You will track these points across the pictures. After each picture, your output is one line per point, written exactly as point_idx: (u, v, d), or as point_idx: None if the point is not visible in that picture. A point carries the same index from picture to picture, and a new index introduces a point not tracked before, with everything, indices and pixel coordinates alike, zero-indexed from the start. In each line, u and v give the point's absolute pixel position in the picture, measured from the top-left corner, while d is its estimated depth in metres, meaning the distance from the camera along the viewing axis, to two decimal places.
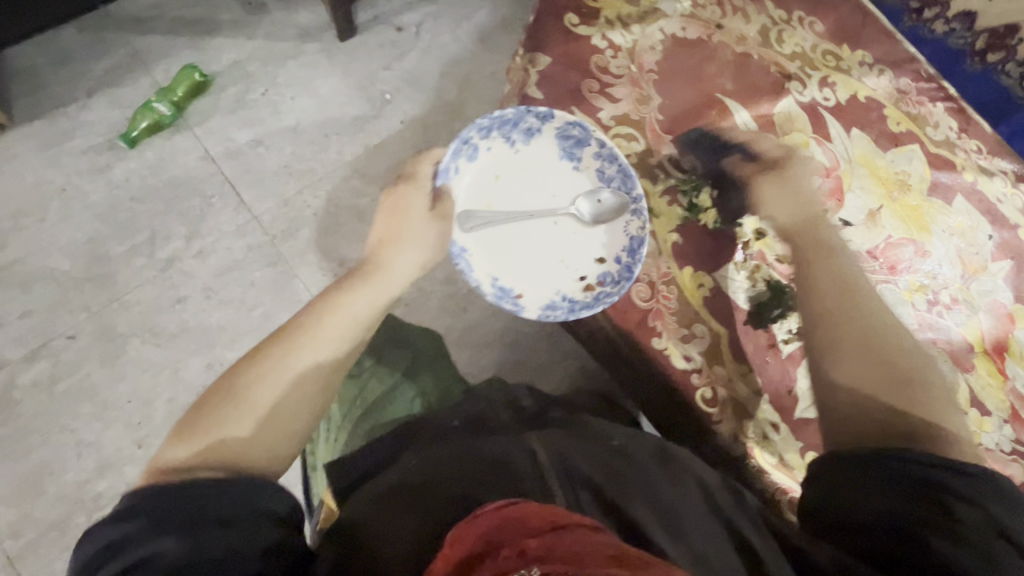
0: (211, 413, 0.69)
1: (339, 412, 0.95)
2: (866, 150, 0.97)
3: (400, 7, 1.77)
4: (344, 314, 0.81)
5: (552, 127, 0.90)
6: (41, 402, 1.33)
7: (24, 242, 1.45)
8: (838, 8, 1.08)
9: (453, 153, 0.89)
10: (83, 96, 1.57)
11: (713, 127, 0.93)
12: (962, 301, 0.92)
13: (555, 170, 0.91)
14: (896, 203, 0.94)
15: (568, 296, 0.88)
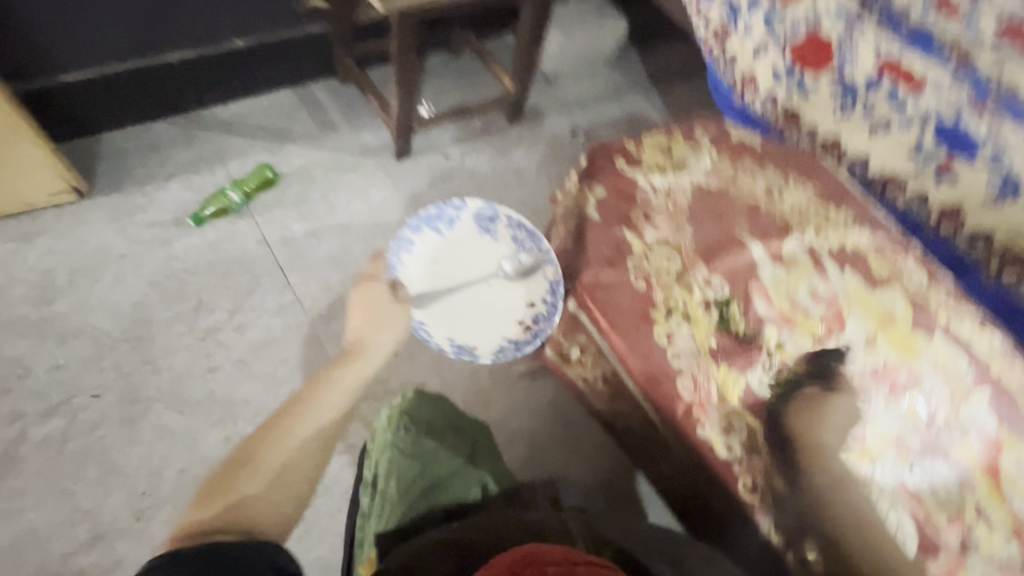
0: (227, 482, 0.81)
1: (396, 490, 0.97)
2: (859, 286, 1.14)
3: (449, 142, 2.11)
4: (330, 400, 0.93)
5: (464, 217, 1.31)
6: (49, 460, 1.29)
7: (71, 298, 1.49)
8: (823, 180, 1.37)
9: (397, 251, 1.28)
10: (162, 178, 1.74)
11: (737, 254, 1.11)
12: (959, 423, 0.98)
13: (475, 244, 1.31)
14: (888, 331, 1.05)
15: (514, 339, 1.27)
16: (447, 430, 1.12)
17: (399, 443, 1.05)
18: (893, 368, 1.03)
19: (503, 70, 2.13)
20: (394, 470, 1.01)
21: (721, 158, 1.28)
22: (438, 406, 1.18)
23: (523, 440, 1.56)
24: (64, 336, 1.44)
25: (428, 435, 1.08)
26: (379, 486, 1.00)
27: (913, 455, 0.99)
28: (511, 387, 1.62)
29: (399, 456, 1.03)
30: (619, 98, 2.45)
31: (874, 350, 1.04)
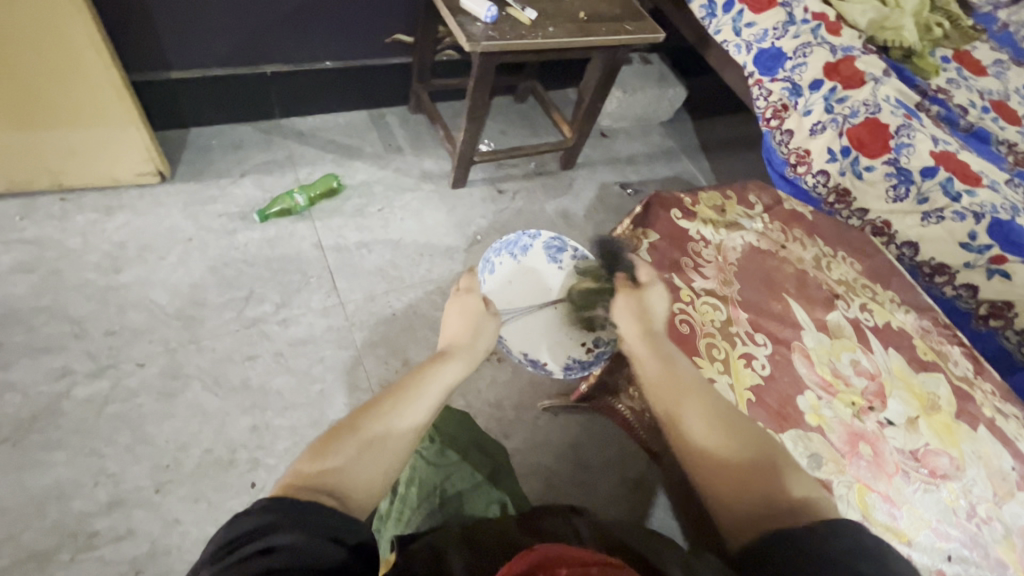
0: (336, 444, 0.75)
1: (416, 495, 0.98)
2: (902, 367, 1.17)
3: (503, 178, 2.20)
4: (435, 391, 0.87)
5: (541, 243, 1.25)
6: (85, 420, 1.33)
7: (135, 271, 1.58)
8: (871, 257, 1.38)
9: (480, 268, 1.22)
10: (238, 174, 1.86)
11: (780, 316, 1.13)
12: (995, 519, 1.01)
13: (547, 270, 1.23)
14: (930, 417, 1.10)
15: (576, 358, 1.14)
16: (468, 445, 1.09)
17: (423, 451, 1.05)
18: (934, 454, 1.05)
19: (564, 119, 2.25)
20: (416, 476, 1.01)
21: (771, 223, 1.32)
22: (462, 421, 1.14)
23: (539, 476, 1.54)
24: (122, 305, 1.51)
25: (450, 447, 1.07)
26: (399, 490, 1.01)
27: (950, 545, 0.96)
28: (533, 421, 1.62)
29: (421, 463, 1.03)
30: (669, 160, 2.55)
31: (915, 432, 1.06)
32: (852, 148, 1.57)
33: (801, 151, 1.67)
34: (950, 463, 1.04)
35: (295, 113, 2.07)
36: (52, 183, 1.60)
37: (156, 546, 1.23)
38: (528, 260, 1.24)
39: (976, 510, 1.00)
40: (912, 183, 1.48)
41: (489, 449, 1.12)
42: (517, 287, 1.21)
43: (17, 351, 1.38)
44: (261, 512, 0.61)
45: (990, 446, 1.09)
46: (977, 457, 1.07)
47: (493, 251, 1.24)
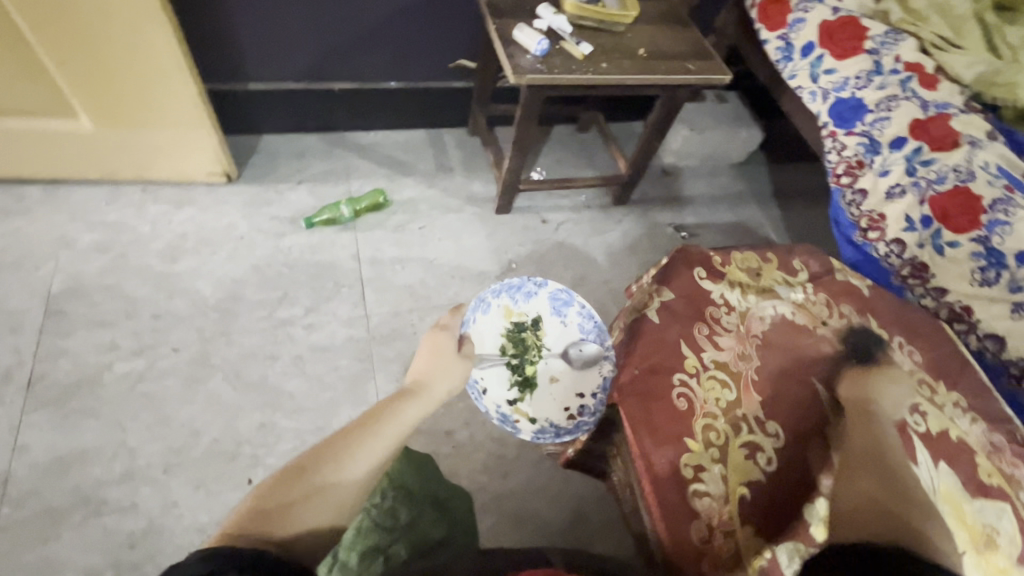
0: (285, 483, 0.75)
1: (357, 565, 0.93)
2: (953, 487, 0.97)
3: (550, 208, 2.17)
4: (393, 432, 0.85)
5: (545, 290, 1.21)
6: (119, 393, 1.46)
7: (189, 262, 1.72)
8: (937, 348, 1.18)
9: (473, 308, 1.18)
10: (296, 181, 1.98)
11: (800, 402, 1.00)
12: None
13: (547, 322, 1.20)
14: (984, 556, 0.90)
15: (556, 423, 1.12)
16: (424, 501, 1.10)
17: (372, 508, 1.03)
18: None
19: (620, 154, 2.18)
20: (360, 541, 0.97)
21: (815, 295, 1.18)
22: (420, 469, 1.14)
23: (529, 526, 1.47)
24: (172, 292, 1.65)
25: (404, 505, 1.06)
26: (339, 556, 0.96)
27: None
28: (535, 466, 1.55)
29: (369, 522, 1.00)
30: (734, 205, 2.38)
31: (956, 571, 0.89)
32: (933, 219, 1.37)
33: (875, 215, 1.48)
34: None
35: (359, 127, 2.17)
36: (137, 175, 1.79)
37: (153, 524, 1.31)
38: (527, 308, 1.20)
39: None
40: (1004, 268, 1.26)
41: (445, 500, 1.14)
42: (507, 336, 1.18)
43: (78, 322, 1.55)
44: (203, 559, 0.60)
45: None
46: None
47: (491, 290, 1.19)
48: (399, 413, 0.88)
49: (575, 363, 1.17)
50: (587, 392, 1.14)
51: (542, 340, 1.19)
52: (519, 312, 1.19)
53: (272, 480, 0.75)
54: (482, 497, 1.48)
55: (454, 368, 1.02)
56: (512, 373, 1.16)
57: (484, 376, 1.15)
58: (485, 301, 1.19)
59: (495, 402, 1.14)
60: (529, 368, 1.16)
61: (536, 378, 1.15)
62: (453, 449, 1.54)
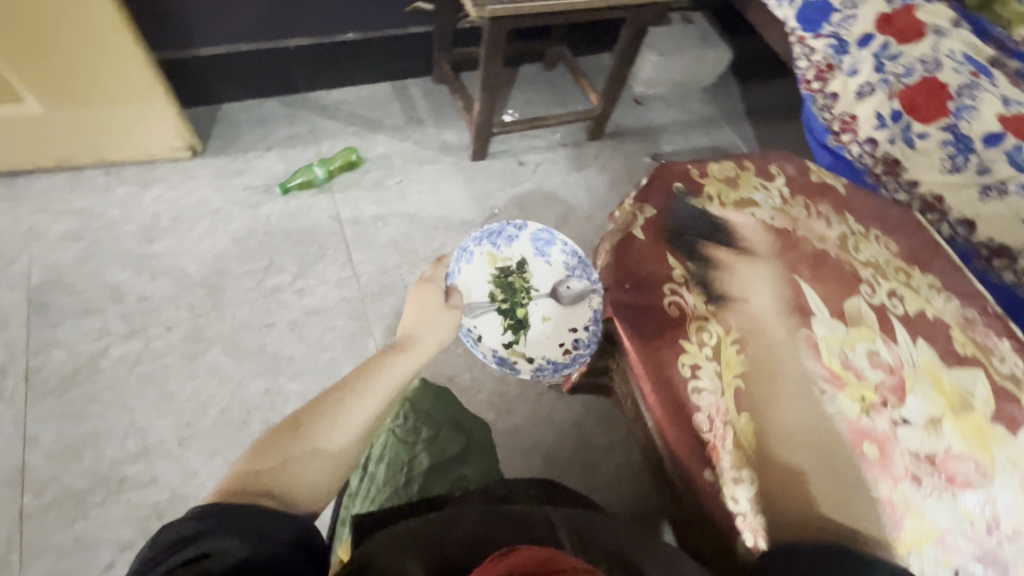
0: (279, 441, 0.77)
1: (384, 474, 1.01)
2: (930, 361, 1.04)
3: (526, 149, 2.15)
4: (383, 387, 0.87)
5: (526, 233, 1.20)
6: (119, 376, 1.46)
7: (167, 241, 1.69)
8: (911, 237, 1.23)
9: (456, 258, 1.17)
10: (263, 149, 1.93)
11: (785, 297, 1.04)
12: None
13: (532, 264, 1.20)
14: (957, 418, 0.97)
15: (553, 359, 1.13)
16: (443, 425, 1.09)
17: (396, 427, 1.08)
18: (957, 458, 0.93)
19: (591, 86, 2.14)
20: (386, 454, 1.04)
21: (792, 198, 1.20)
22: (441, 397, 1.14)
23: (540, 454, 1.54)
24: (154, 272, 1.63)
25: (424, 425, 1.09)
26: (370, 468, 1.04)
27: (958, 559, 0.86)
28: (539, 399, 1.60)
29: (393, 442, 1.06)
30: (709, 129, 2.37)
31: (936, 434, 0.94)
32: (903, 113, 1.39)
33: (847, 117, 1.50)
34: (977, 470, 0.92)
35: (320, 87, 2.10)
36: (96, 157, 1.73)
37: (175, 495, 1.34)
38: (512, 253, 1.20)
39: (1000, 523, 0.89)
40: (971, 153, 1.29)
41: (464, 422, 1.12)
42: (494, 282, 1.18)
43: (64, 312, 1.53)
44: (195, 519, 0.63)
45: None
46: (1009, 463, 0.95)
47: (472, 239, 1.19)
48: (387, 369, 0.90)
49: (564, 300, 1.17)
50: (581, 325, 1.14)
51: (529, 281, 1.19)
52: (503, 257, 1.20)
53: (267, 438, 0.77)
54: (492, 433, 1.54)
55: (442, 317, 1.03)
56: (505, 316, 1.18)
57: (477, 323, 1.16)
58: (468, 250, 1.19)
59: (491, 346, 1.16)
60: (520, 310, 1.17)
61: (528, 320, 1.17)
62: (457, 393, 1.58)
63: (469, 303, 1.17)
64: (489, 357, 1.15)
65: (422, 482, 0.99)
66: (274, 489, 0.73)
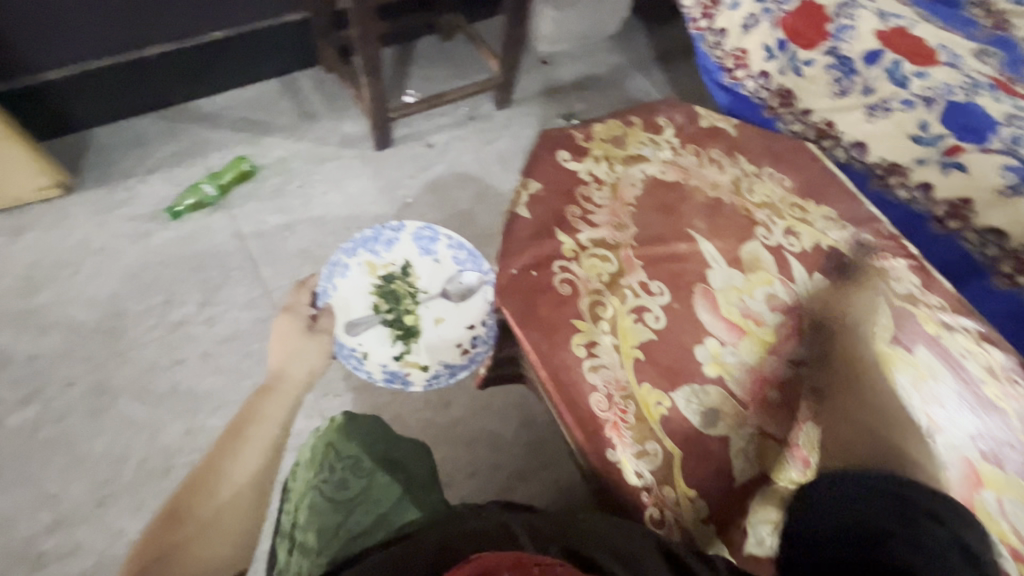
0: (158, 534, 0.76)
1: (315, 541, 0.94)
2: (827, 294, 1.03)
3: (433, 129, 2.05)
4: (258, 440, 0.89)
5: (407, 234, 1.22)
6: (21, 444, 1.36)
7: (51, 290, 1.56)
8: (805, 168, 1.22)
9: (328, 276, 1.19)
10: (144, 172, 1.77)
11: (678, 254, 1.01)
12: (924, 453, 0.90)
13: (419, 264, 1.23)
14: (857, 345, 0.98)
15: (448, 362, 1.19)
16: (377, 466, 1.02)
17: (323, 485, 1.00)
18: (855, 386, 0.94)
19: (490, 52, 2.03)
20: (312, 520, 0.96)
21: (682, 148, 1.17)
22: (372, 432, 1.08)
23: (484, 443, 1.51)
24: (40, 328, 1.50)
25: (353, 475, 1.01)
26: (298, 537, 0.96)
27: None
28: (477, 388, 1.56)
29: (321, 501, 0.98)
30: (620, 80, 2.31)
31: (834, 367, 0.95)
32: (786, 40, 1.35)
33: (738, 52, 1.45)
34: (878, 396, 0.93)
35: (198, 95, 1.93)
36: None
37: (103, 559, 1.27)
38: (392, 258, 1.22)
39: (901, 446, 0.89)
40: (854, 74, 1.28)
41: (399, 465, 1.04)
42: (377, 294, 1.20)
43: None
44: None
45: (934, 368, 0.96)
46: (911, 386, 0.94)
47: (346, 252, 1.20)
48: (257, 419, 0.92)
49: (457, 298, 1.21)
50: (473, 321, 1.20)
51: (413, 286, 1.21)
52: (384, 264, 1.21)
53: (152, 531, 0.76)
54: (432, 431, 1.51)
55: (312, 344, 1.03)
56: (392, 327, 1.21)
57: (364, 338, 1.19)
58: (342, 264, 1.20)
59: (381, 362, 1.20)
60: (407, 320, 1.19)
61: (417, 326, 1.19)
62: (391, 396, 1.54)
63: (351, 319, 1.19)
64: (379, 373, 1.19)
65: (358, 542, 0.93)
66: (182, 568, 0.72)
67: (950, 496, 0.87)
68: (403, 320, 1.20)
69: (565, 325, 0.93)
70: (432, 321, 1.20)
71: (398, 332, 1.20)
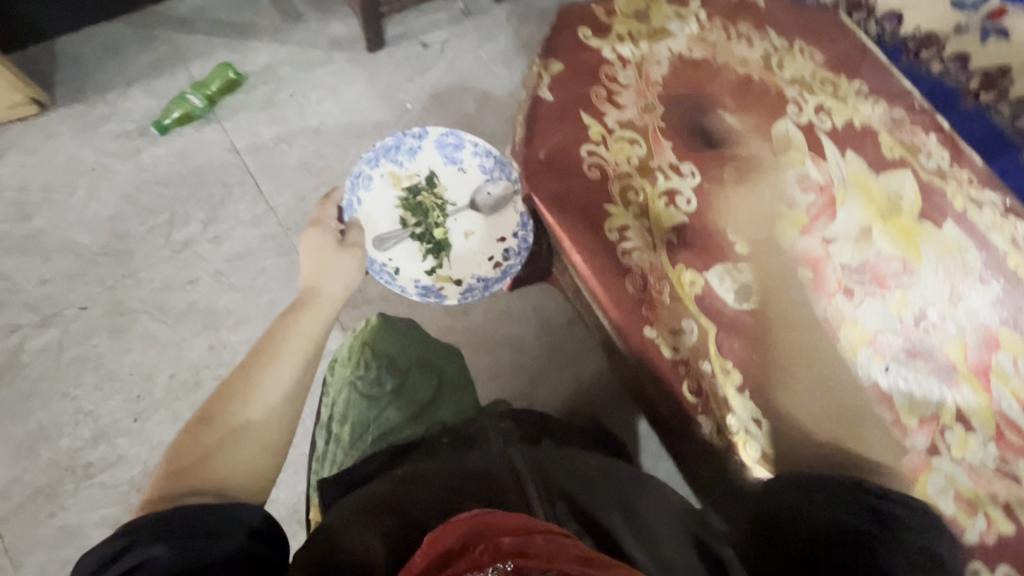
0: (191, 435, 0.72)
1: (349, 436, 0.98)
2: (859, 171, 1.01)
3: (427, 27, 1.89)
4: (292, 352, 0.81)
5: (429, 141, 1.12)
6: (48, 367, 1.38)
7: (47, 215, 1.50)
8: (837, 42, 1.14)
9: (352, 188, 1.10)
10: (123, 84, 1.65)
11: (709, 136, 0.98)
12: (949, 319, 0.93)
13: (443, 174, 1.14)
14: (887, 221, 0.98)
15: (482, 277, 1.12)
16: (410, 365, 1.06)
17: (357, 381, 1.04)
18: (885, 261, 0.95)
19: None
20: (349, 415, 1.01)
21: (710, 23, 1.09)
22: (404, 334, 1.10)
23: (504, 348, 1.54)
24: (45, 253, 1.46)
25: (387, 373, 1.04)
26: (334, 430, 1.01)
27: (890, 356, 0.89)
28: (494, 295, 1.57)
29: (355, 395, 1.02)
30: None
31: (866, 243, 0.95)
32: None
33: None
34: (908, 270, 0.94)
35: None
36: None
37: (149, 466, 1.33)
38: (418, 167, 1.13)
39: (925, 315, 0.92)
40: None
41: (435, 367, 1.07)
42: (403, 206, 1.13)
43: None
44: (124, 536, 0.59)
45: (958, 242, 0.98)
46: (935, 260, 0.96)
47: (366, 162, 1.11)
48: (287, 335, 0.84)
49: (488, 209, 1.13)
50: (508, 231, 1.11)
51: (441, 196, 1.13)
52: (410, 173, 1.13)
53: (180, 435, 0.72)
54: (453, 337, 1.53)
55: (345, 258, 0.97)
56: (424, 241, 1.13)
57: (395, 253, 1.12)
58: (365, 175, 1.12)
59: (415, 279, 1.12)
60: (437, 233, 1.13)
61: (448, 239, 1.13)
62: (410, 305, 1.54)
63: (379, 233, 1.12)
64: (413, 290, 1.11)
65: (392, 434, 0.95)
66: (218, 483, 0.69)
67: (970, 358, 0.91)
68: (435, 233, 1.12)
69: (598, 213, 0.91)
70: (465, 232, 1.13)
71: (430, 246, 1.13)
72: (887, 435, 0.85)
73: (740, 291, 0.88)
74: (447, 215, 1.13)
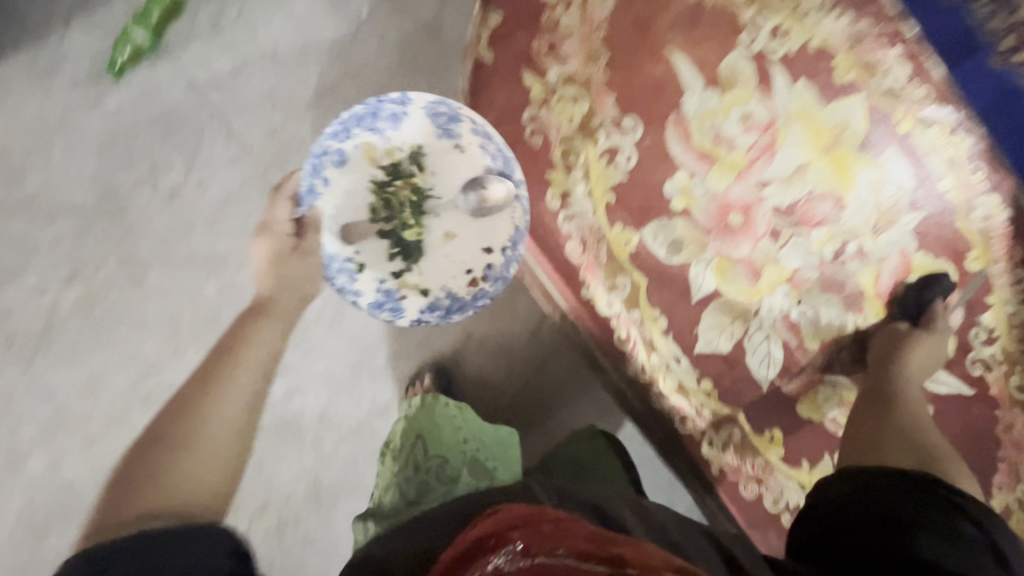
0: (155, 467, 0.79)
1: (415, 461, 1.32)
2: (807, 104, 0.99)
3: None
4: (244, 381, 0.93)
5: (416, 109, 1.10)
6: (86, 319, 1.57)
7: (36, 177, 1.56)
8: None
9: (313, 172, 1.10)
10: (61, 24, 1.56)
11: (653, 83, 1.03)
12: (866, 252, 1.02)
13: (437, 149, 1.12)
14: (827, 158, 0.99)
15: (452, 291, 1.13)
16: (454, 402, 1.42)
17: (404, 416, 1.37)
18: (816, 201, 1.01)
19: None
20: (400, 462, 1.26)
21: None
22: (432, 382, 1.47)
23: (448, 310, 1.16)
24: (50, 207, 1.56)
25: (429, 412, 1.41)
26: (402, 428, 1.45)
27: (804, 289, 1.04)
28: None
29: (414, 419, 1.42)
30: None
31: (798, 183, 1.01)
32: None
33: None
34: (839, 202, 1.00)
35: None
36: None
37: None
38: (402, 137, 1.11)
39: (844, 250, 1.02)
40: None
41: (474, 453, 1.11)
42: (374, 194, 1.12)
43: None
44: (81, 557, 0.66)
45: (902, 185, 0.99)
46: (870, 193, 0.99)
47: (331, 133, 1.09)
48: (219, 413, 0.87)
49: (475, 209, 1.11)
50: (477, 241, 1.12)
51: (422, 183, 1.12)
52: (388, 149, 1.11)
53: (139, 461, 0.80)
54: None
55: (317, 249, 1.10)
56: (392, 241, 1.13)
57: (358, 247, 1.11)
58: (331, 150, 1.10)
59: (379, 284, 1.12)
60: (410, 235, 1.12)
61: (422, 241, 1.12)
62: None
63: (348, 221, 1.11)
64: (374, 300, 1.12)
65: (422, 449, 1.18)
66: (165, 511, 0.74)
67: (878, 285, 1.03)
68: (404, 238, 1.12)
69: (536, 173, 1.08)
70: (437, 235, 1.12)
71: (397, 251, 1.12)
72: (793, 357, 1.06)
73: (671, 240, 1.04)
74: (430, 211, 1.12)
